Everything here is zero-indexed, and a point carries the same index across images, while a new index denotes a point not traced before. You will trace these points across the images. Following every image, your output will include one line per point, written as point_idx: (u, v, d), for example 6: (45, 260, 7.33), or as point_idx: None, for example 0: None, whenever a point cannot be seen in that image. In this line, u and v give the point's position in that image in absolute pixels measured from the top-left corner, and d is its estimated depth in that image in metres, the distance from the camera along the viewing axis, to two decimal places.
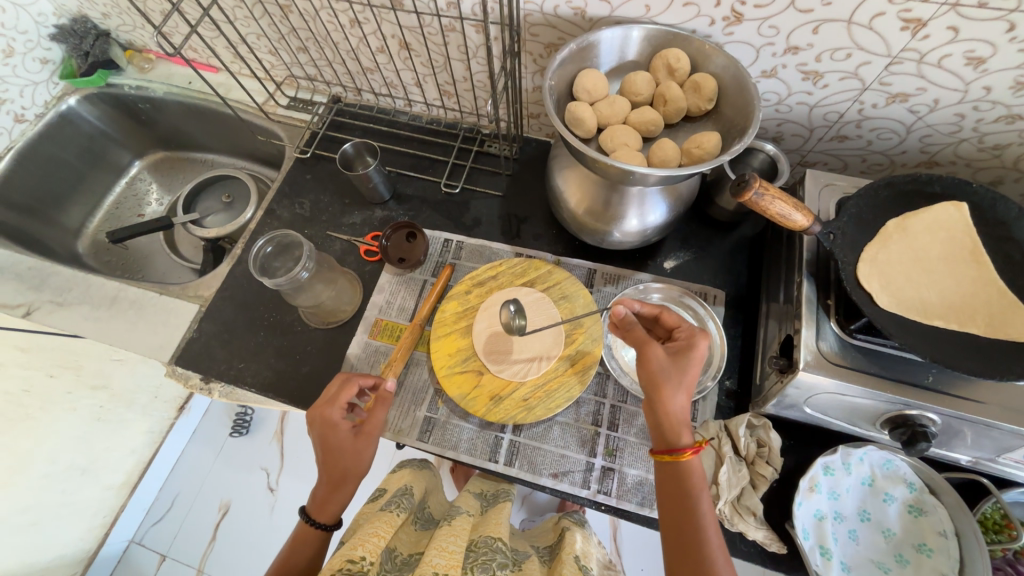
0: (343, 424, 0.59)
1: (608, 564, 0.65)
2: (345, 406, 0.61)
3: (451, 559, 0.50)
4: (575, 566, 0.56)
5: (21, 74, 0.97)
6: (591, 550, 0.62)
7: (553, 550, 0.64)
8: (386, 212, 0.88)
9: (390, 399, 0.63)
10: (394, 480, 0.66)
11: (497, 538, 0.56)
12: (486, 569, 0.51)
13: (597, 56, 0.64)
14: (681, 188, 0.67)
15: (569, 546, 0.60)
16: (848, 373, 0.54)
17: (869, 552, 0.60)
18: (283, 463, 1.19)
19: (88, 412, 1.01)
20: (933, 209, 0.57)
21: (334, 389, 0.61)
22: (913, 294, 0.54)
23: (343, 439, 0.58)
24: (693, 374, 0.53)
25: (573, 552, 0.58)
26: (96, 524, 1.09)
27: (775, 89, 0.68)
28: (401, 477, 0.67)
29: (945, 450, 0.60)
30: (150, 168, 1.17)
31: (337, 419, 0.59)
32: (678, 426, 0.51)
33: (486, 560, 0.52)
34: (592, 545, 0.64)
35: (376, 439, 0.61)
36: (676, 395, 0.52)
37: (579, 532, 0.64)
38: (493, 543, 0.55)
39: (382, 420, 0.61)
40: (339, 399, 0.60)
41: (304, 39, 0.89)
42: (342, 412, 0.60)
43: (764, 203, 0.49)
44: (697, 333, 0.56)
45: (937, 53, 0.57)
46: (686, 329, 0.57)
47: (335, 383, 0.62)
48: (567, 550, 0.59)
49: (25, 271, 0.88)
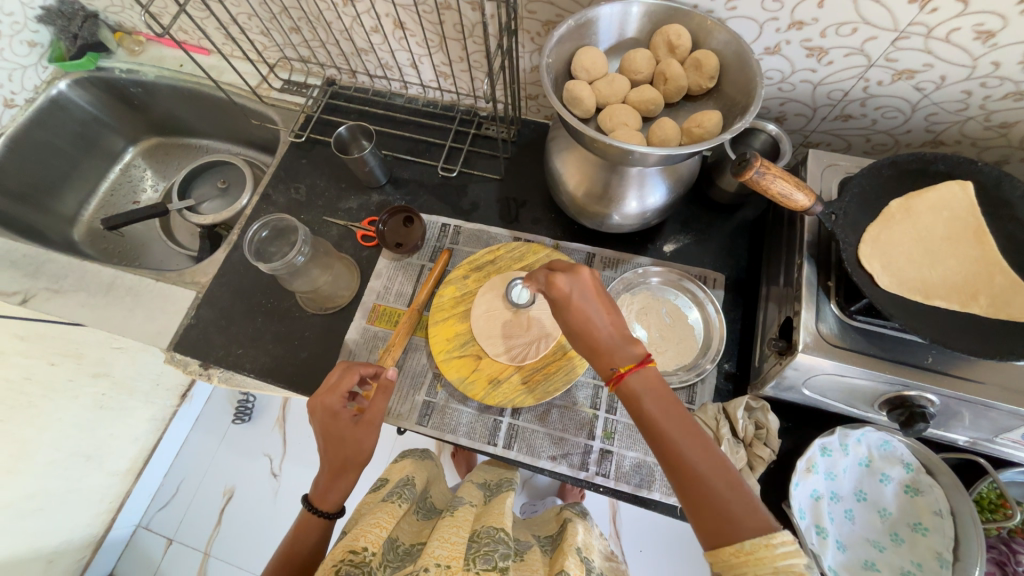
0: (344, 411, 0.58)
1: (609, 555, 0.65)
2: (346, 394, 0.60)
3: (452, 551, 0.50)
4: (578, 557, 0.56)
5: (9, 57, 0.95)
6: (592, 541, 0.62)
7: (554, 540, 0.65)
8: (383, 197, 0.87)
9: (391, 388, 0.61)
10: (396, 469, 0.67)
11: (500, 529, 0.55)
12: (489, 560, 0.50)
13: (595, 33, 0.63)
14: (682, 168, 0.66)
15: (570, 537, 0.61)
16: (847, 354, 0.54)
17: (864, 532, 0.61)
18: (286, 449, 1.20)
19: (91, 399, 1.02)
20: (937, 187, 0.56)
21: (335, 377, 0.61)
22: (914, 273, 0.53)
23: (345, 427, 0.58)
24: (581, 311, 0.49)
25: (575, 544, 0.59)
26: (101, 510, 1.11)
27: (779, 66, 0.67)
28: (404, 466, 0.67)
29: (943, 431, 0.60)
30: (144, 155, 1.15)
31: (338, 408, 0.59)
32: (601, 361, 0.48)
33: (488, 552, 0.52)
34: (593, 535, 0.64)
35: (378, 426, 0.60)
36: (583, 340, 0.50)
37: (581, 523, 0.64)
38: (495, 533, 0.55)
39: (384, 408, 0.60)
40: (341, 388, 0.59)
41: (296, 19, 0.87)
42: (343, 400, 0.59)
43: (765, 182, 0.48)
44: (554, 274, 0.51)
45: (945, 27, 0.55)
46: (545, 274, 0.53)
47: (335, 372, 0.62)
48: (568, 541, 0.59)
49: (21, 258, 0.87)
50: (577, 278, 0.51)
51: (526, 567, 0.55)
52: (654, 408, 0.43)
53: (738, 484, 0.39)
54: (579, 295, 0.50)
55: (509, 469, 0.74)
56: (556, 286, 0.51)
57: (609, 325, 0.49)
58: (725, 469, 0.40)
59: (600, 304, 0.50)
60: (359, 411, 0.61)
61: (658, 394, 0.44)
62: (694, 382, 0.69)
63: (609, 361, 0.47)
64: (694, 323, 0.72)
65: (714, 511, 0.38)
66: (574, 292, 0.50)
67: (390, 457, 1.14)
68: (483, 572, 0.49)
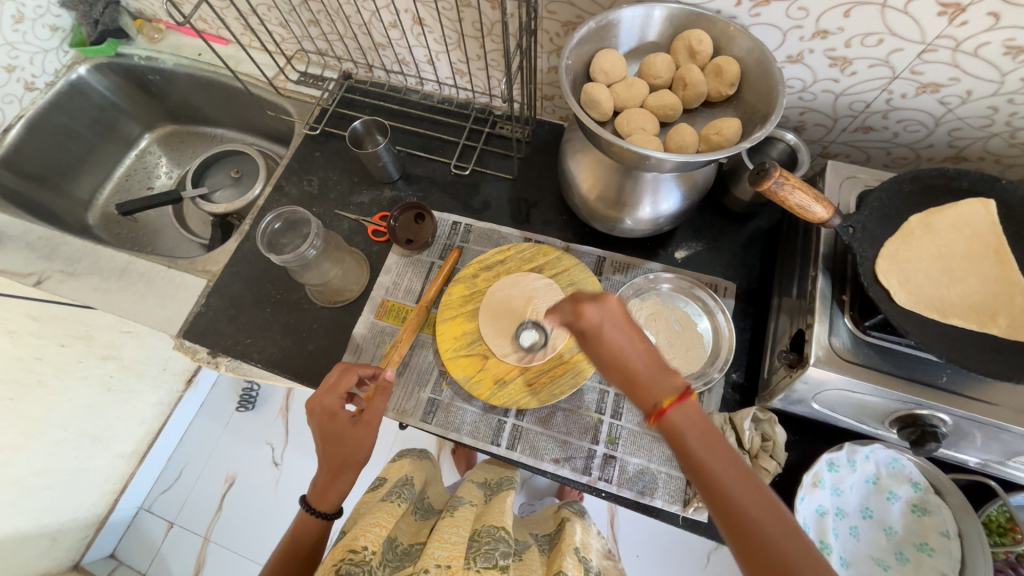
0: (343, 412, 0.59)
1: (607, 553, 0.66)
2: (345, 395, 0.61)
3: (452, 551, 0.50)
4: (576, 557, 0.56)
5: (31, 41, 0.96)
6: (590, 541, 0.62)
7: (552, 539, 0.65)
8: (395, 192, 0.88)
9: (390, 389, 0.62)
10: (394, 470, 0.67)
11: (500, 527, 0.55)
12: (489, 559, 0.50)
13: (616, 36, 0.62)
14: (697, 175, 0.65)
15: (569, 537, 0.60)
16: (860, 370, 0.53)
17: (868, 550, 0.61)
18: (288, 439, 1.21)
19: (99, 381, 1.03)
20: (958, 205, 0.56)
21: (334, 378, 0.61)
22: (931, 291, 0.53)
23: (343, 427, 0.58)
24: (614, 341, 0.44)
25: (573, 544, 0.59)
26: (106, 491, 1.12)
27: (800, 75, 0.66)
28: (401, 467, 0.67)
29: (953, 452, 0.59)
30: (159, 142, 1.16)
31: (337, 408, 0.59)
32: (639, 395, 0.43)
33: (489, 550, 0.52)
34: (591, 534, 0.64)
35: (377, 427, 0.60)
36: (617, 372, 0.44)
37: (579, 522, 0.64)
38: (495, 532, 0.54)
39: (382, 409, 0.60)
40: (339, 389, 0.60)
41: (316, 12, 0.87)
42: (341, 401, 0.60)
43: (783, 192, 0.48)
44: (580, 300, 0.45)
45: (974, 41, 0.54)
46: (570, 301, 0.46)
47: (335, 373, 0.62)
48: (566, 541, 0.59)
49: (35, 239, 0.88)
50: (605, 305, 0.45)
51: (525, 567, 0.55)
52: (697, 446, 0.40)
53: (791, 528, 0.37)
54: (611, 325, 0.44)
55: (510, 470, 0.74)
56: (585, 315, 0.44)
57: (643, 354, 0.44)
58: (776, 509, 0.38)
59: (631, 330, 0.45)
60: (357, 412, 0.61)
61: (700, 430, 0.41)
62: (701, 391, 0.68)
63: (648, 396, 0.42)
64: (703, 331, 0.72)
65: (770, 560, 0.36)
66: (604, 321, 0.44)
67: (390, 452, 1.14)
68: (483, 570, 0.49)
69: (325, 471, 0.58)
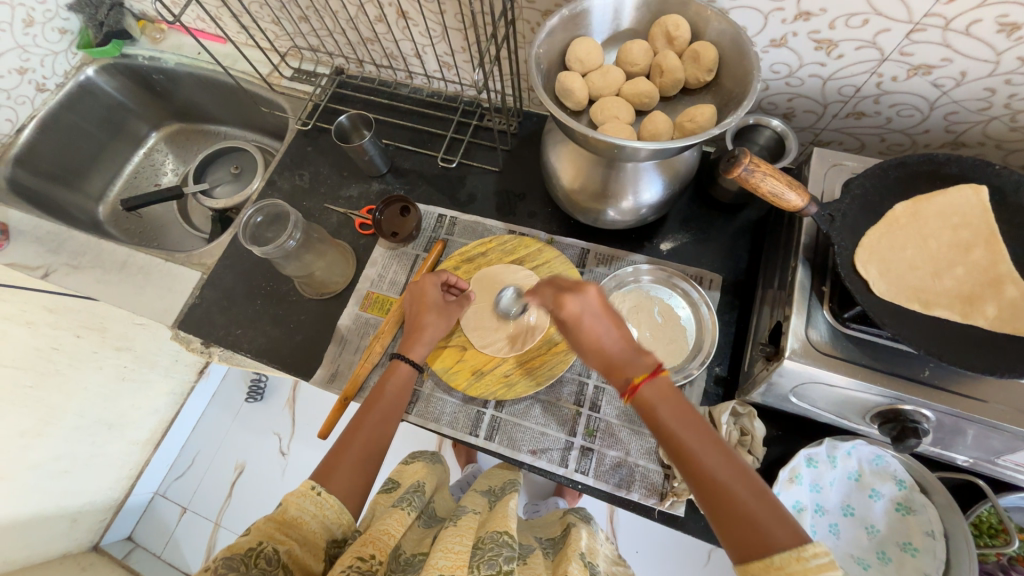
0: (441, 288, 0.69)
1: (616, 559, 0.66)
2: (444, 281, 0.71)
3: (456, 560, 0.48)
4: (581, 562, 0.56)
5: (42, 43, 1.01)
6: (596, 547, 0.62)
7: (557, 543, 0.65)
8: (383, 185, 0.88)
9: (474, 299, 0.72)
10: (408, 473, 0.66)
11: (504, 532, 0.54)
12: (493, 565, 0.49)
13: (591, 24, 0.61)
14: (678, 163, 0.64)
15: (575, 543, 0.60)
16: (837, 364, 0.52)
17: (848, 547, 0.60)
18: (294, 430, 1.24)
19: (113, 370, 1.08)
20: (947, 192, 0.53)
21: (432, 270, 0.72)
22: (911, 281, 0.51)
23: (439, 299, 0.68)
24: (593, 329, 0.52)
25: (579, 549, 0.58)
26: (122, 476, 1.17)
27: (786, 59, 0.64)
28: (416, 471, 0.66)
29: (942, 449, 0.57)
30: (166, 140, 1.20)
31: (437, 283, 0.69)
32: (615, 373, 0.50)
33: (492, 556, 0.50)
34: (597, 540, 0.65)
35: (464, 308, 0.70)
36: (596, 356, 0.52)
37: (585, 528, 0.65)
38: (499, 537, 0.53)
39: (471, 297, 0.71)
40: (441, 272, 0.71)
41: (305, 8, 0.89)
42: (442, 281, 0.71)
43: (753, 179, 0.46)
44: (560, 292, 0.54)
45: (964, 19, 0.51)
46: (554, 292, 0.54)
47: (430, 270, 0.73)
48: (571, 547, 0.59)
49: (44, 234, 0.92)
50: (584, 296, 0.53)
51: (529, 570, 0.55)
52: (668, 415, 0.45)
53: (773, 510, 0.39)
54: (589, 316, 0.52)
55: (513, 473, 0.75)
56: (565, 305, 0.53)
57: (619, 338, 0.51)
58: (748, 477, 0.41)
59: (609, 320, 0.52)
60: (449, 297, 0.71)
61: (670, 404, 0.46)
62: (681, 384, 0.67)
63: (624, 374, 0.49)
64: (685, 321, 0.70)
65: (746, 522, 0.38)
66: (583, 310, 0.52)
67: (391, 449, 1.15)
68: None
69: (383, 415, 0.61)
